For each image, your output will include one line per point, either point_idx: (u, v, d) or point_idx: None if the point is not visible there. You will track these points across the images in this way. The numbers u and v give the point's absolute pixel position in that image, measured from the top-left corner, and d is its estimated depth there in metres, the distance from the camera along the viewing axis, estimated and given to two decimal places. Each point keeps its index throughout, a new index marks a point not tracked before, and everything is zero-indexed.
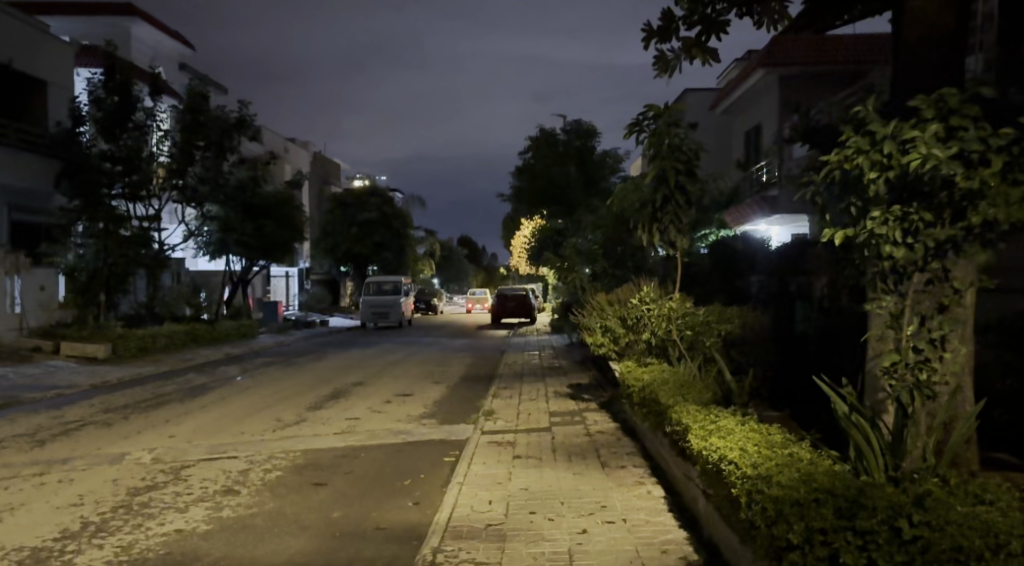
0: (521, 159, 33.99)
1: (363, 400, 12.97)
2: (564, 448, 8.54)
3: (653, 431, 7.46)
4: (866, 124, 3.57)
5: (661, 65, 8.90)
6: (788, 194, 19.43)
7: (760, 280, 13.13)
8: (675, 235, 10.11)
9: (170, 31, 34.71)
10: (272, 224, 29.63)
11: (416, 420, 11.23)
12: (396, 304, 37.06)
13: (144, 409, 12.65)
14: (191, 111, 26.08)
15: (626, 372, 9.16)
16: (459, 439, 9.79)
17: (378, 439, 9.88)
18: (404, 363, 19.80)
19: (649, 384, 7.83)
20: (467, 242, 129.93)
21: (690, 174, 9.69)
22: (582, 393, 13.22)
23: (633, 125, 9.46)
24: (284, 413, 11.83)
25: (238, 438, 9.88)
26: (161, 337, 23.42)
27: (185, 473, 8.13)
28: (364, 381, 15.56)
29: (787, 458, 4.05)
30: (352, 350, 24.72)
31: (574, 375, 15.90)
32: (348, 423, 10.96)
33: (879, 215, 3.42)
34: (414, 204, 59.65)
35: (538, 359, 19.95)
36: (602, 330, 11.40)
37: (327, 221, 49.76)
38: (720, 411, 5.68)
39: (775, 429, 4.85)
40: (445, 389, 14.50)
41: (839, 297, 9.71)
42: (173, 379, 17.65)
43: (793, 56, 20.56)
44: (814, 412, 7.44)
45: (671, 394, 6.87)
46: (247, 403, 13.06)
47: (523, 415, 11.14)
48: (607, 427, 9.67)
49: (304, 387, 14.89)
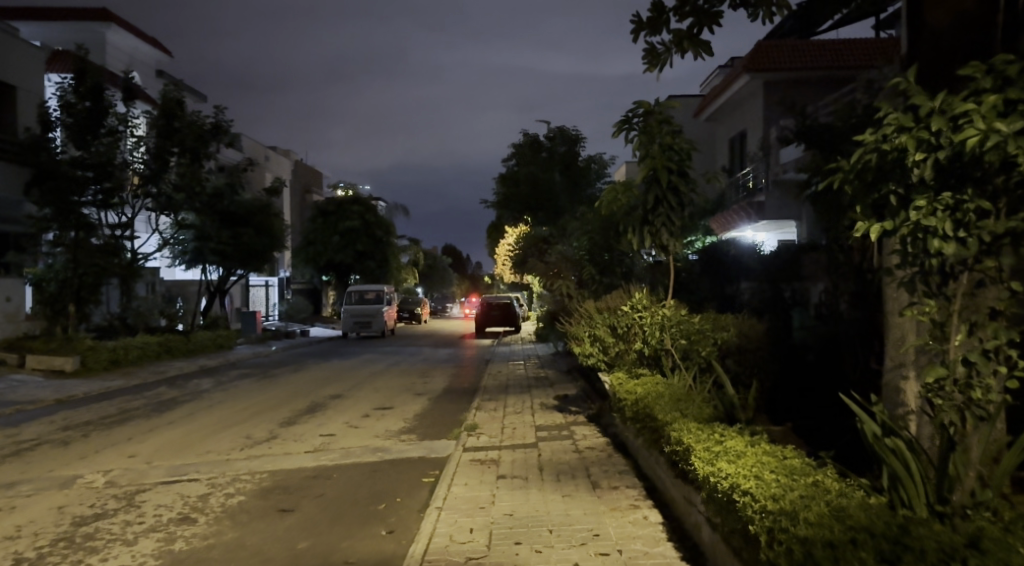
0: (505, 165, 33.46)
1: (340, 415, 12.30)
2: (552, 467, 7.95)
3: (649, 448, 6.91)
4: (907, 97, 3.05)
5: (650, 59, 8.39)
6: (776, 199, 19.08)
7: (752, 287, 12.68)
8: (667, 238, 9.38)
9: (146, 37, 33.96)
10: (250, 232, 28.86)
11: (394, 436, 10.58)
12: (379, 313, 36.36)
13: (107, 427, 11.94)
14: (164, 116, 25.28)
15: (617, 384, 8.60)
16: (440, 457, 9.17)
17: (353, 457, 9.24)
18: (385, 375, 19.12)
19: (642, 397, 7.26)
20: (451, 250, 129.31)
21: (683, 174, 9.19)
22: (569, 405, 12.63)
23: (624, 122, 8.95)
24: (254, 430, 11.17)
25: (203, 459, 9.21)
26: (134, 350, 22.60)
27: (140, 499, 7.46)
28: (342, 394, 14.91)
29: (810, 490, 3.51)
30: (332, 361, 24.06)
31: (561, 386, 15.32)
32: (321, 440, 10.31)
33: (925, 205, 2.90)
34: (397, 212, 58.98)
35: (524, 369, 19.38)
36: (590, 340, 10.84)
37: (309, 230, 49.02)
38: (726, 429, 5.15)
39: (791, 450, 4.32)
40: (427, 402, 13.89)
41: (841, 303, 9.26)
42: (142, 393, 16.87)
43: (776, 63, 20.25)
44: (826, 431, 6.94)
45: (667, 409, 6.31)
46: (215, 419, 12.34)
47: (508, 430, 10.56)
48: (597, 442, 9.10)
49: (279, 401, 14.19)
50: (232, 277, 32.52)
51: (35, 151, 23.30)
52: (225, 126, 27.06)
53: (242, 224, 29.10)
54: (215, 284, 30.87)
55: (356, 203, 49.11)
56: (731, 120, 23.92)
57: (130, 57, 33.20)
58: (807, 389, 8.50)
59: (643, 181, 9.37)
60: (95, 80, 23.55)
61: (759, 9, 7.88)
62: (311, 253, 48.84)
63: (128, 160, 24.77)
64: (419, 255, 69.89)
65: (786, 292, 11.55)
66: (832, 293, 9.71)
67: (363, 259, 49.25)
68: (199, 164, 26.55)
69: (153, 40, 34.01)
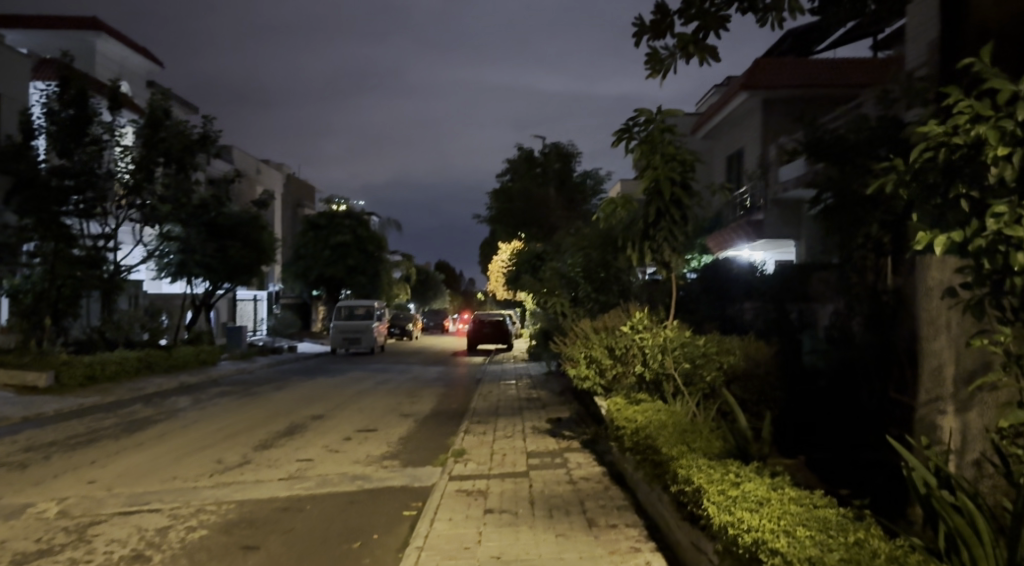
0: (499, 181, 33.01)
1: (319, 438, 11.65)
2: (544, 500, 7.32)
3: (650, 484, 6.33)
4: (981, 81, 2.50)
5: (653, 64, 7.90)
6: (775, 218, 18.61)
7: (753, 307, 12.17)
8: (669, 255, 8.82)
9: (138, 47, 33.44)
10: (237, 245, 28.17)
11: (375, 462, 9.94)
12: (368, 329, 35.67)
13: (71, 448, 11.27)
14: (150, 126, 24.59)
15: (614, 410, 7.99)
16: (423, 487, 8.53)
17: (329, 486, 8.59)
18: (371, 393, 18.46)
19: (642, 426, 6.65)
20: (444, 266, 128.94)
21: (685, 187, 8.66)
22: (562, 429, 12.03)
23: (623, 131, 8.44)
24: (227, 453, 10.53)
25: (167, 486, 8.56)
26: (112, 364, 21.90)
27: (92, 533, 6.81)
28: (324, 415, 14.26)
29: (852, 553, 2.90)
30: (319, 378, 23.37)
31: (553, 407, 14.70)
32: (297, 466, 9.66)
33: (1007, 208, 2.34)
34: (389, 228, 58.52)
35: (515, 389, 18.76)
36: (586, 361, 10.27)
37: (301, 244, 48.45)
38: (744, 467, 4.59)
39: (823, 499, 3.72)
40: (412, 424, 13.29)
41: (852, 326, 8.76)
42: (115, 411, 16.16)
43: (772, 82, 19.92)
44: (846, 471, 6.36)
45: (672, 442, 5.71)
46: (188, 440, 11.68)
47: (497, 456, 9.93)
48: (592, 472, 8.50)
49: (256, 422, 13.54)
50: (218, 291, 31.84)
51: (16, 159, 22.35)
52: (213, 136, 26.51)
53: (229, 236, 28.47)
54: (200, 298, 30.13)
55: (347, 217, 48.55)
56: (728, 139, 23.53)
57: (120, 67, 32.65)
58: (820, 418, 7.96)
59: (644, 194, 8.85)
60: (79, 88, 22.96)
61: (769, 14, 7.38)
62: (300, 267, 48.23)
63: (113, 170, 24.15)
64: (411, 271, 69.37)
65: (791, 315, 11.10)
66: (845, 315, 9.16)
67: (354, 274, 48.62)
68: (186, 175, 25.93)
69: (144, 50, 33.49)
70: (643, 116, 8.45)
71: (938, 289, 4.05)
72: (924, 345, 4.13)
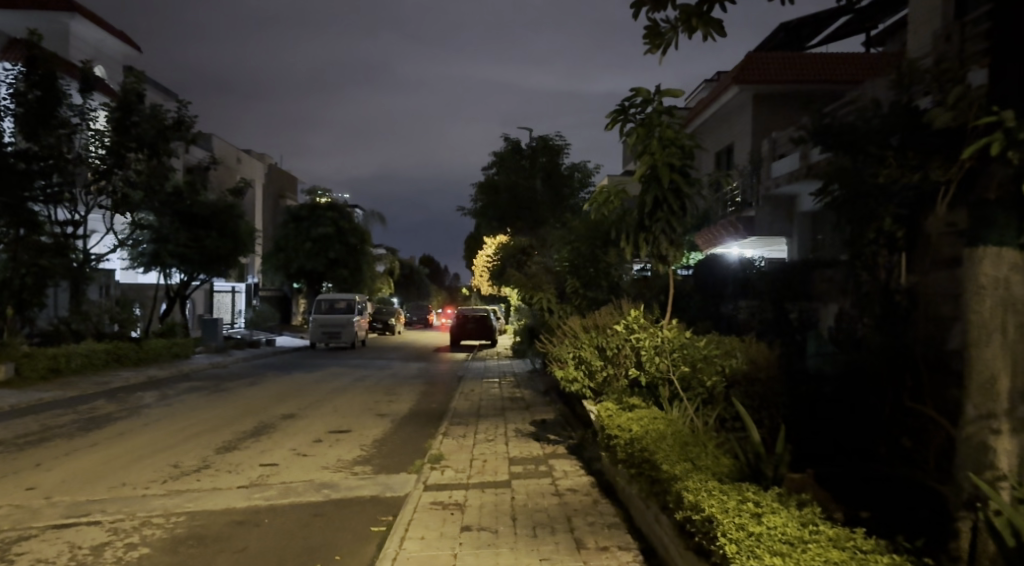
0: (485, 174, 32.22)
1: (287, 440, 10.88)
2: (528, 517, 6.62)
3: (646, 501, 5.68)
4: None
5: (653, 37, 7.13)
6: (767, 214, 17.98)
7: (749, 306, 11.55)
8: (666, 247, 8.13)
9: (115, 30, 32.23)
10: (213, 235, 27.10)
11: (346, 468, 9.20)
12: (349, 323, 34.81)
13: (16, 448, 10.44)
14: (122, 110, 23.60)
15: (605, 416, 7.34)
16: (395, 498, 7.80)
17: (292, 495, 7.83)
18: (348, 391, 17.66)
19: (638, 436, 5.99)
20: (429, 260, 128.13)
21: (686, 175, 7.98)
22: (547, 432, 11.36)
23: (618, 112, 7.73)
24: (186, 456, 9.75)
25: (113, 495, 7.76)
26: (77, 357, 20.98)
27: (16, 551, 6.03)
28: (296, 414, 13.49)
29: None
30: (294, 373, 22.56)
31: (538, 409, 13.96)
32: (260, 472, 8.90)
33: None
34: (373, 220, 57.61)
35: (498, 388, 18.04)
36: (575, 362, 9.58)
37: (282, 236, 47.46)
38: (763, 493, 3.93)
39: (871, 545, 3.07)
40: (388, 425, 12.56)
41: (861, 329, 8.14)
42: (74, 407, 15.28)
43: (765, 78, 19.39)
44: (864, 494, 5.75)
45: (674, 457, 5.04)
46: (145, 441, 10.87)
47: (477, 462, 9.23)
48: (580, 483, 7.82)
49: (222, 421, 12.74)
50: (194, 282, 30.88)
51: None
52: (188, 122, 25.55)
53: (204, 226, 27.39)
54: (175, 289, 29.21)
55: (330, 209, 47.55)
56: (717, 134, 22.94)
57: (94, 50, 31.45)
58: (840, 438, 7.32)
59: (640, 181, 8.15)
60: (47, 69, 21.77)
61: None
62: (281, 259, 47.21)
63: (83, 154, 23.12)
64: (395, 265, 68.51)
65: (793, 316, 10.45)
66: (853, 315, 8.53)
67: (335, 267, 47.71)
68: (159, 161, 24.89)
69: (121, 34, 32.29)
70: (640, 96, 7.73)
71: (992, 289, 3.31)
72: (971, 354, 3.42)
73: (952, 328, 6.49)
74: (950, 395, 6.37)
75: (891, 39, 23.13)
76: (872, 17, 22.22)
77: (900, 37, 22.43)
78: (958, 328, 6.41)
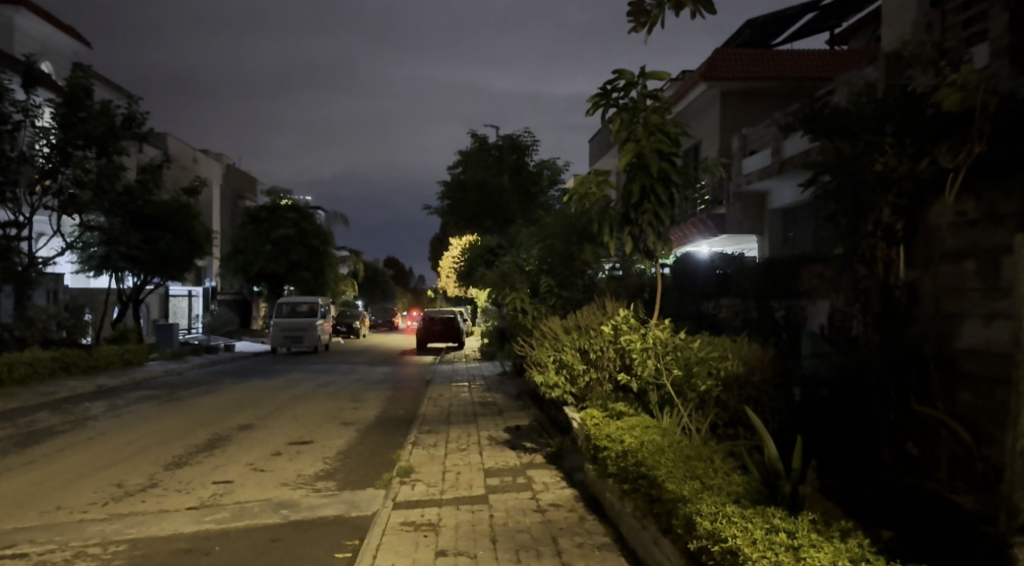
0: (451, 173, 31.50)
1: (243, 454, 10.10)
2: (509, 539, 6.00)
3: (642, 521, 5.11)
4: None
5: (634, 14, 5.58)
6: (738, 211, 17.63)
7: (732, 305, 11.11)
8: (653, 242, 7.59)
9: (62, 25, 30.76)
10: (167, 237, 25.86)
11: (306, 485, 8.46)
12: (311, 326, 33.81)
13: None
14: (68, 105, 22.31)
15: (591, 423, 6.77)
16: (362, 518, 7.14)
17: (247, 517, 7.09)
18: (311, 398, 16.87)
19: (632, 448, 5.43)
20: (394, 262, 126.86)
21: (673, 165, 7.48)
22: (523, 440, 10.77)
23: (600, 96, 7.18)
24: (131, 474, 8.91)
25: (44, 522, 6.92)
26: (21, 365, 19.77)
27: None
28: (253, 425, 12.65)
29: None
30: (254, 379, 21.60)
31: (511, 414, 13.40)
32: (212, 491, 8.13)
33: None
34: (335, 222, 56.48)
35: (468, 392, 17.41)
36: (556, 367, 9.05)
37: (240, 237, 46.09)
38: (794, 520, 3.39)
39: None
40: (353, 435, 11.84)
41: (855, 327, 7.74)
42: (13, 420, 14.22)
43: (732, 74, 19.09)
44: (878, 510, 5.30)
45: (679, 474, 4.50)
46: (86, 457, 9.98)
47: (450, 475, 8.59)
48: (562, 497, 7.24)
49: (173, 434, 11.86)
50: (148, 286, 29.59)
51: None
52: (140, 119, 24.31)
53: (157, 227, 26.08)
54: (128, 293, 27.89)
55: (291, 210, 46.35)
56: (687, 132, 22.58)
57: (42, 45, 29.96)
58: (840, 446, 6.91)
59: (625, 170, 7.62)
60: None
61: None
62: (240, 261, 45.87)
63: (28, 153, 21.88)
64: (360, 267, 67.39)
65: (777, 314, 10.09)
66: (846, 313, 8.15)
67: (297, 270, 46.52)
68: (109, 160, 23.66)
69: (70, 29, 30.84)
70: (623, 79, 7.19)
71: None
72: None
73: (960, 325, 6.07)
74: (958, 397, 5.99)
75: (855, 37, 23.24)
76: (838, 15, 22.27)
77: (865, 34, 22.53)
78: (969, 325, 5.99)
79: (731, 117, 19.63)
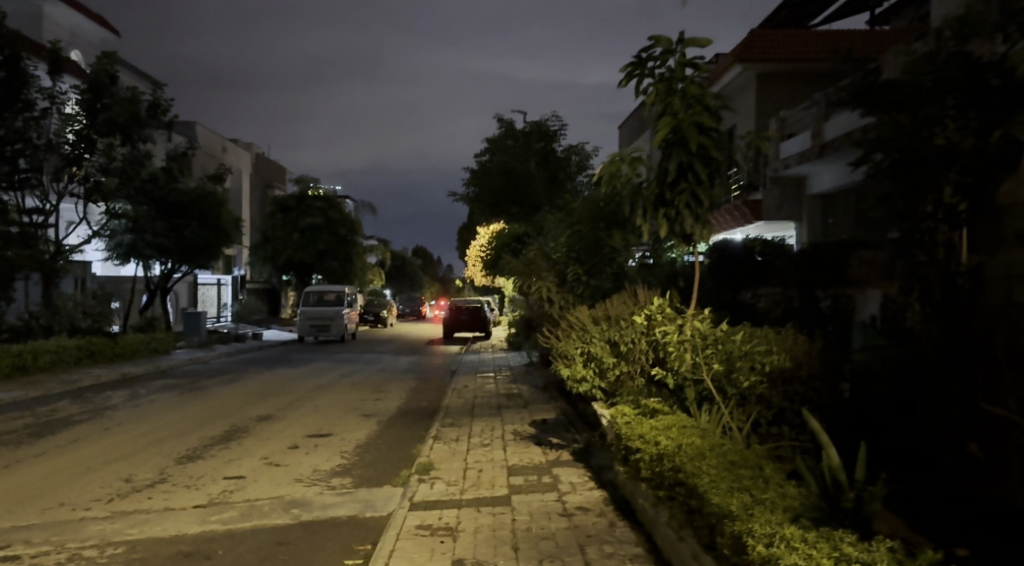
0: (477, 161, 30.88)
1: (258, 448, 9.75)
2: (532, 547, 5.50)
3: (679, 532, 4.59)
4: None
5: None
6: (775, 196, 16.79)
7: (773, 294, 10.48)
8: (690, 225, 7.01)
9: (91, 12, 30.75)
10: (192, 225, 25.69)
11: (321, 481, 8.07)
12: (337, 315, 33.62)
13: None
14: (92, 91, 22.18)
15: (622, 421, 6.24)
16: (376, 520, 6.70)
17: (254, 517, 6.69)
18: (332, 388, 16.52)
19: (670, 451, 4.88)
20: (423, 251, 127.05)
21: (714, 142, 6.86)
22: (549, 435, 10.26)
23: (635, 65, 6.59)
24: (141, 468, 8.59)
25: (44, 520, 6.59)
26: (46, 354, 19.73)
27: None
28: (271, 416, 12.31)
29: None
30: (277, 369, 21.41)
31: (537, 407, 12.87)
32: (222, 487, 7.76)
33: None
34: (364, 211, 56.41)
35: (493, 383, 16.92)
36: (583, 359, 8.54)
37: (269, 226, 46.19)
38: (868, 548, 2.84)
39: None
40: (373, 428, 11.45)
41: (912, 319, 7.08)
42: (35, 408, 14.13)
43: (773, 54, 18.20)
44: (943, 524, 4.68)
45: (725, 484, 3.94)
46: (98, 449, 9.71)
47: (471, 472, 8.14)
48: (591, 500, 6.74)
49: (191, 425, 11.55)
50: (176, 275, 29.64)
51: None
52: (164, 105, 24.11)
53: (183, 214, 25.88)
54: (156, 282, 27.92)
55: (319, 199, 46.26)
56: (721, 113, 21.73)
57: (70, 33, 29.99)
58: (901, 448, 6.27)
59: (660, 147, 7.03)
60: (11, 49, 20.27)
61: None
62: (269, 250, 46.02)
63: (54, 140, 21.85)
64: (388, 256, 67.31)
65: (823, 304, 9.46)
66: (902, 302, 7.50)
67: (324, 259, 46.45)
68: (133, 146, 23.51)
69: (98, 17, 30.86)
70: (659, 46, 6.59)
71: None
72: None
73: None
74: None
75: (897, 16, 22.24)
76: None
77: (907, 14, 21.53)
78: None
79: (771, 99, 18.81)
